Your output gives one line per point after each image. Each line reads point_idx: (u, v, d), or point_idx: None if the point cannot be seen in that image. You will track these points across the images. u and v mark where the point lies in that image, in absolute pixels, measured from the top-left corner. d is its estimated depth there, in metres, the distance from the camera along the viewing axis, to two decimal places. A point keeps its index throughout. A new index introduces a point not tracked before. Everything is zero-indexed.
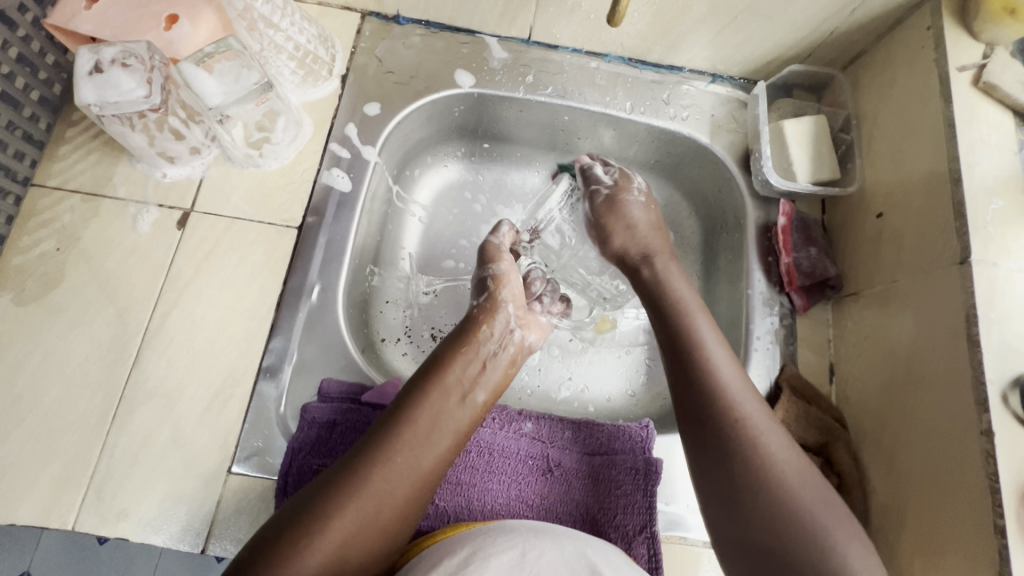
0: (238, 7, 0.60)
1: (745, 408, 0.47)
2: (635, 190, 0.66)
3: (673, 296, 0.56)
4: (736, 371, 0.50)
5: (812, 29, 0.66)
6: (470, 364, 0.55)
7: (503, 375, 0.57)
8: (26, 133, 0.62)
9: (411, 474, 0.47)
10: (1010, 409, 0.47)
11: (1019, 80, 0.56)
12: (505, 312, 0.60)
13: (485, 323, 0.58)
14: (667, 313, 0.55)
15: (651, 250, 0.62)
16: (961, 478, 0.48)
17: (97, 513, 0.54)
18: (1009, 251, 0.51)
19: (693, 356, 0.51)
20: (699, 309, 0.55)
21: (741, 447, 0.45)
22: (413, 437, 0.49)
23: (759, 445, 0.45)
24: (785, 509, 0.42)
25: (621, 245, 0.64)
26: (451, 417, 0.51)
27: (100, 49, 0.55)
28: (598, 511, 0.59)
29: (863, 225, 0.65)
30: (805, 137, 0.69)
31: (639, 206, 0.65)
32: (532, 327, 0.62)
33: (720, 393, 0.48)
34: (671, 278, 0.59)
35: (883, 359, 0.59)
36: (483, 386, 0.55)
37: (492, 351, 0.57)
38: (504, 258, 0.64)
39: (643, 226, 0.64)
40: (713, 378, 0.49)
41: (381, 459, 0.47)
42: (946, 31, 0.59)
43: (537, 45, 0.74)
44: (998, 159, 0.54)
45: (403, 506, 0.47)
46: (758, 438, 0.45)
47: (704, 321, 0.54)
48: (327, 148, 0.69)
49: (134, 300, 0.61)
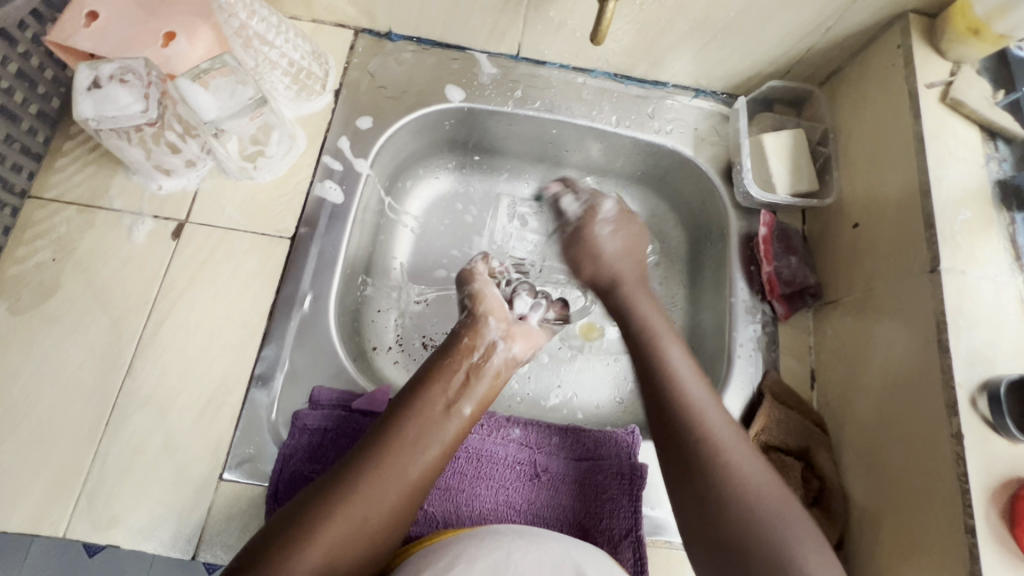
0: (233, 26, 0.62)
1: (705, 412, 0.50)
2: (602, 217, 0.67)
3: (644, 323, 0.58)
4: (706, 396, 0.52)
5: (789, 47, 0.69)
6: (455, 376, 0.56)
7: (489, 387, 0.58)
8: (24, 146, 0.64)
9: (398, 483, 0.49)
10: (979, 412, 0.49)
11: (984, 96, 0.59)
12: (487, 327, 0.60)
13: (469, 334, 0.59)
14: (637, 338, 0.58)
15: (616, 277, 0.63)
16: (935, 480, 0.50)
17: (89, 520, 0.55)
18: (977, 260, 0.53)
19: (659, 375, 0.54)
20: (667, 329, 0.58)
21: (702, 440, 0.49)
22: (400, 447, 0.50)
23: (714, 442, 0.48)
24: (751, 528, 0.44)
25: (590, 275, 0.65)
26: (437, 428, 0.52)
27: (98, 66, 0.57)
28: (585, 515, 0.60)
29: (840, 234, 0.67)
30: (784, 150, 0.71)
31: (607, 235, 0.66)
32: (516, 338, 0.61)
33: (681, 398, 0.51)
34: (640, 304, 0.61)
35: (861, 366, 0.60)
36: (469, 397, 0.56)
37: (479, 361, 0.58)
38: (479, 277, 0.65)
39: (612, 254, 0.64)
40: (678, 390, 0.52)
41: (370, 468, 0.48)
42: (916, 49, 0.61)
43: (526, 61, 0.76)
44: (965, 172, 0.57)
45: (392, 515, 0.48)
46: (717, 440, 0.49)
47: (676, 349, 0.56)
48: (321, 160, 0.70)
49: (128, 308, 0.62)
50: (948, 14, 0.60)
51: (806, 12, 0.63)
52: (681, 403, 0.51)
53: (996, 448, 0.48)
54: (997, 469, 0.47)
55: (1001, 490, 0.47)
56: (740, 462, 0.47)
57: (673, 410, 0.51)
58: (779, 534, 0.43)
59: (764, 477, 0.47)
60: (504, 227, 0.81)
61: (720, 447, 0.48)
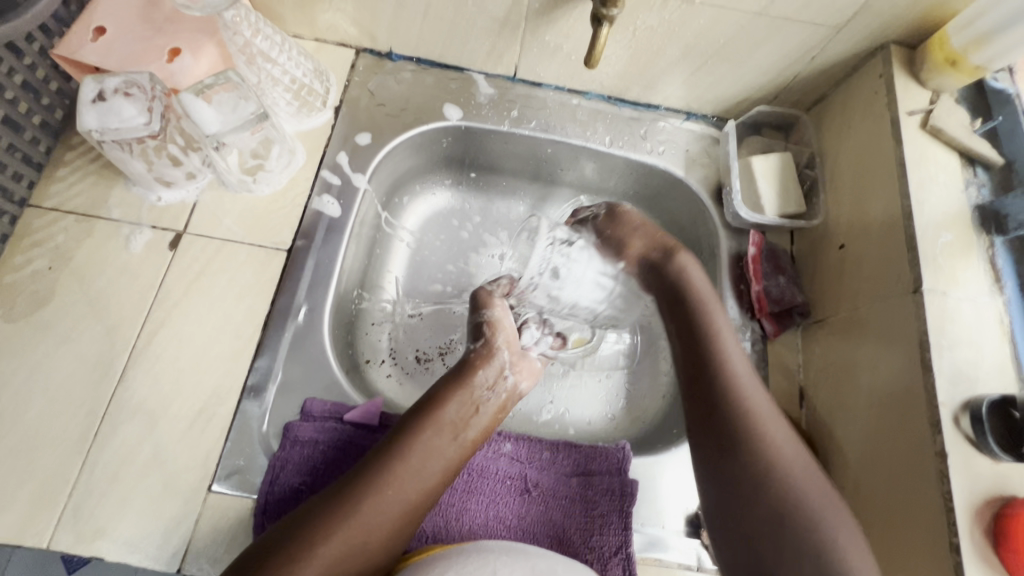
0: (238, 43, 0.64)
1: (751, 391, 0.56)
2: (628, 204, 0.71)
3: (700, 299, 0.62)
4: (746, 368, 0.58)
5: (777, 74, 0.71)
6: (465, 404, 0.58)
7: (492, 417, 0.60)
8: (25, 155, 0.64)
9: (399, 506, 0.50)
10: (962, 431, 0.50)
11: (962, 125, 0.61)
12: (499, 357, 0.63)
13: (482, 368, 0.61)
14: (686, 310, 0.62)
15: (670, 244, 0.67)
16: (921, 501, 0.50)
17: (74, 531, 0.54)
18: (957, 281, 0.55)
19: (714, 357, 0.58)
20: (715, 303, 0.63)
21: (739, 412, 0.55)
22: (404, 472, 0.51)
23: (759, 421, 0.54)
24: (791, 503, 0.50)
25: (640, 250, 0.68)
26: (442, 456, 0.54)
27: (104, 79, 0.59)
28: (575, 532, 0.60)
29: (827, 256, 0.69)
30: (771, 172, 0.73)
31: (636, 209, 0.70)
32: (523, 372, 0.65)
33: (733, 377, 0.57)
34: (693, 277, 0.64)
35: (852, 387, 0.61)
36: (475, 426, 0.58)
37: (486, 395, 0.60)
38: (497, 304, 0.67)
39: (651, 220, 0.69)
40: (729, 365, 0.57)
41: (375, 489, 0.50)
42: (897, 78, 0.64)
43: (522, 82, 0.78)
44: (945, 196, 0.59)
45: (392, 535, 0.49)
46: (760, 415, 0.54)
47: (728, 332, 0.60)
48: (319, 174, 0.71)
49: (123, 318, 0.62)
50: (926, 45, 0.63)
51: (791, 41, 0.66)
52: (725, 372, 0.57)
53: (978, 466, 0.49)
54: (980, 488, 0.48)
55: (983, 510, 0.47)
56: (785, 449, 0.53)
57: (725, 393, 0.56)
58: (817, 512, 0.50)
59: (807, 466, 0.53)
60: (500, 246, 0.82)
61: (761, 422, 0.54)
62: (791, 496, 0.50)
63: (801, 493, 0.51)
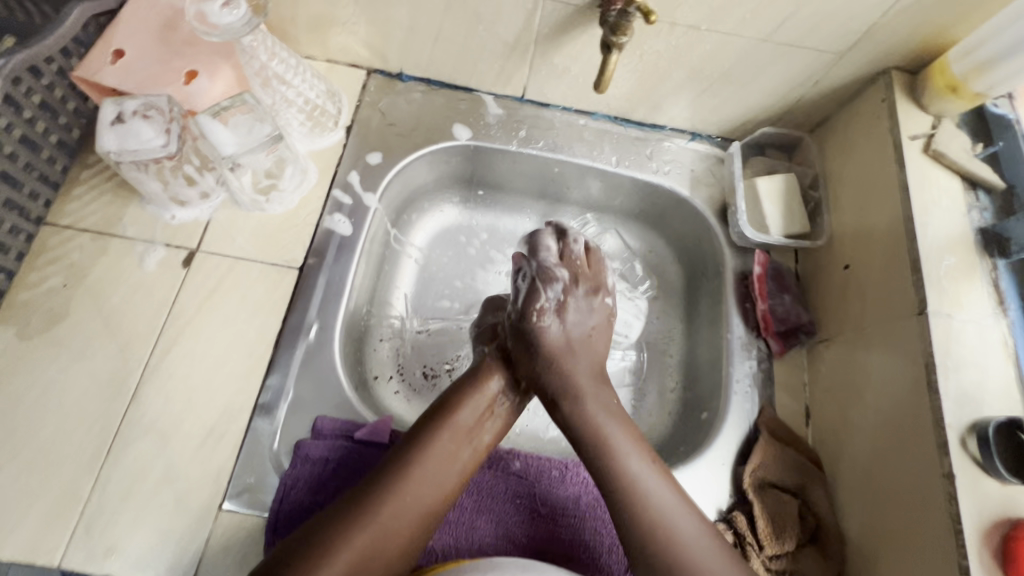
0: (254, 67, 0.66)
1: (671, 527, 0.52)
2: (556, 284, 0.62)
3: (594, 427, 0.57)
4: (663, 494, 0.54)
5: (780, 97, 0.73)
6: (479, 407, 0.58)
7: (505, 421, 0.60)
8: (43, 174, 0.65)
9: (416, 509, 0.51)
10: (969, 453, 0.50)
11: (963, 149, 0.63)
12: (514, 360, 0.62)
13: (498, 372, 0.60)
14: (588, 446, 0.57)
15: (562, 385, 0.59)
16: (930, 522, 0.50)
17: (86, 549, 0.54)
18: (961, 304, 0.56)
19: (616, 484, 0.54)
20: (615, 420, 0.58)
21: (664, 557, 0.51)
22: (418, 477, 0.52)
23: (671, 536, 0.51)
24: None
25: (528, 372, 0.60)
26: (457, 459, 0.55)
27: (123, 102, 0.60)
28: (584, 551, 0.60)
29: (832, 275, 0.70)
30: (776, 194, 0.74)
31: (555, 327, 0.60)
32: (534, 375, 0.65)
33: (637, 510, 0.53)
34: (591, 408, 0.58)
35: (859, 406, 0.61)
36: (489, 430, 0.58)
37: (500, 399, 0.60)
38: (511, 308, 0.68)
39: (557, 351, 0.59)
40: (641, 509, 0.53)
41: (393, 492, 0.51)
42: (899, 103, 0.65)
43: (530, 103, 0.80)
44: (948, 219, 0.60)
45: (409, 539, 0.50)
46: (671, 532, 0.52)
47: (635, 458, 0.55)
48: (331, 193, 0.73)
49: (136, 335, 0.63)
50: (928, 72, 0.64)
51: (794, 66, 0.67)
52: (637, 515, 0.53)
53: (986, 488, 0.49)
54: (988, 510, 0.48)
55: (992, 532, 0.48)
56: (704, 562, 0.51)
57: (635, 531, 0.52)
58: None
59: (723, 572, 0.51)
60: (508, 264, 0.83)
61: (670, 534, 0.52)
62: None
63: None
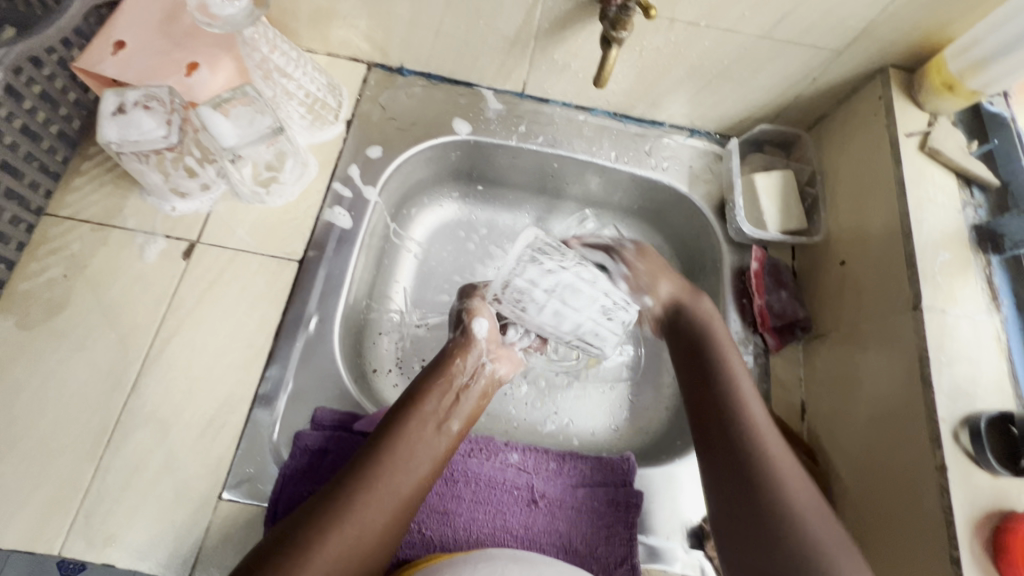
0: (255, 59, 0.66)
1: (766, 432, 0.53)
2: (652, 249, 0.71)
3: (710, 334, 0.61)
4: (757, 401, 0.56)
5: (778, 94, 0.73)
6: (446, 394, 0.59)
7: (476, 404, 0.61)
8: (43, 165, 0.65)
9: (391, 499, 0.51)
10: (962, 445, 0.51)
11: (959, 146, 0.63)
12: (476, 348, 0.63)
13: (460, 356, 0.62)
14: (699, 351, 0.60)
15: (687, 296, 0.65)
16: (923, 514, 0.51)
17: (86, 538, 0.55)
18: (956, 299, 0.56)
19: (727, 388, 0.56)
20: (731, 346, 0.60)
21: (755, 447, 0.52)
22: (392, 468, 0.52)
23: (766, 450, 0.51)
24: (809, 544, 0.46)
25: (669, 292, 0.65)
26: (428, 446, 0.55)
27: (124, 93, 0.60)
28: (580, 543, 0.60)
29: (828, 271, 0.70)
30: (774, 190, 0.75)
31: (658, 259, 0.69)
32: (503, 360, 0.65)
33: (744, 407, 0.54)
34: (713, 321, 0.62)
35: (853, 401, 0.62)
36: (458, 415, 0.59)
37: (466, 382, 0.61)
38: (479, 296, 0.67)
39: (658, 269, 0.67)
40: (744, 409, 0.54)
41: (364, 483, 0.50)
42: (895, 101, 0.66)
43: (530, 98, 0.80)
44: (943, 216, 0.61)
45: (387, 529, 0.50)
46: (773, 454, 0.51)
47: (741, 368, 0.58)
48: (331, 186, 0.73)
49: (137, 326, 0.63)
50: (925, 70, 0.65)
51: (793, 63, 0.67)
52: (742, 414, 0.54)
53: (978, 481, 0.50)
54: (979, 502, 0.49)
55: (983, 524, 0.48)
56: (787, 466, 0.51)
57: (734, 425, 0.53)
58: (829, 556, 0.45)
59: (819, 512, 0.48)
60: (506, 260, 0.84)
61: (761, 435, 0.53)
62: (808, 540, 0.46)
63: (814, 536, 0.46)
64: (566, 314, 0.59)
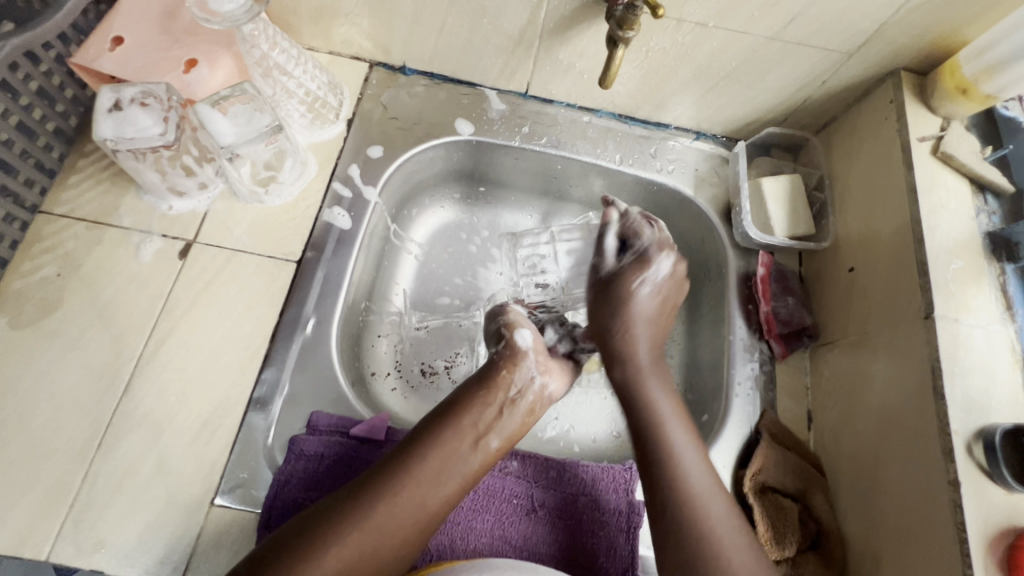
0: (255, 56, 0.64)
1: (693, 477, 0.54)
2: (653, 270, 0.64)
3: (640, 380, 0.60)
4: (688, 446, 0.56)
5: (785, 98, 0.72)
6: (488, 409, 0.56)
7: (521, 422, 0.58)
8: (39, 162, 0.64)
9: (416, 509, 0.50)
10: (975, 459, 0.49)
11: (972, 152, 0.62)
12: (525, 361, 0.60)
13: (507, 368, 0.59)
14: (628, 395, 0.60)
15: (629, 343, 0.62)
16: (934, 527, 0.50)
17: (75, 543, 0.54)
18: (969, 308, 0.55)
19: (654, 435, 0.56)
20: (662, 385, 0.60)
21: (682, 501, 0.52)
22: (423, 476, 0.51)
23: (682, 467, 0.54)
24: None
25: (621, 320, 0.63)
26: (462, 461, 0.53)
27: (121, 89, 0.59)
28: (582, 553, 0.59)
29: (836, 279, 0.69)
30: (782, 194, 0.73)
31: (648, 294, 0.64)
32: (552, 373, 0.63)
33: (673, 463, 0.54)
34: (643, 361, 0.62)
35: (860, 410, 0.61)
36: (499, 432, 0.56)
37: (513, 396, 0.58)
38: (513, 310, 0.66)
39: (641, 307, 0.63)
40: (675, 463, 0.54)
41: (386, 491, 0.50)
42: (907, 104, 0.64)
43: (534, 98, 0.79)
44: (955, 222, 0.59)
45: (406, 539, 0.49)
46: (700, 507, 0.52)
47: (670, 407, 0.59)
48: (331, 186, 0.72)
49: (131, 326, 0.62)
50: (937, 73, 0.63)
51: (803, 65, 0.66)
52: (671, 467, 0.54)
53: (992, 496, 0.48)
54: (994, 518, 0.48)
55: (997, 542, 0.47)
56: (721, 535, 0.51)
57: (666, 484, 0.54)
58: None
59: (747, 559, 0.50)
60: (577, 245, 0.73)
61: (693, 492, 0.53)
62: None
63: None
64: (575, 247, 0.72)
